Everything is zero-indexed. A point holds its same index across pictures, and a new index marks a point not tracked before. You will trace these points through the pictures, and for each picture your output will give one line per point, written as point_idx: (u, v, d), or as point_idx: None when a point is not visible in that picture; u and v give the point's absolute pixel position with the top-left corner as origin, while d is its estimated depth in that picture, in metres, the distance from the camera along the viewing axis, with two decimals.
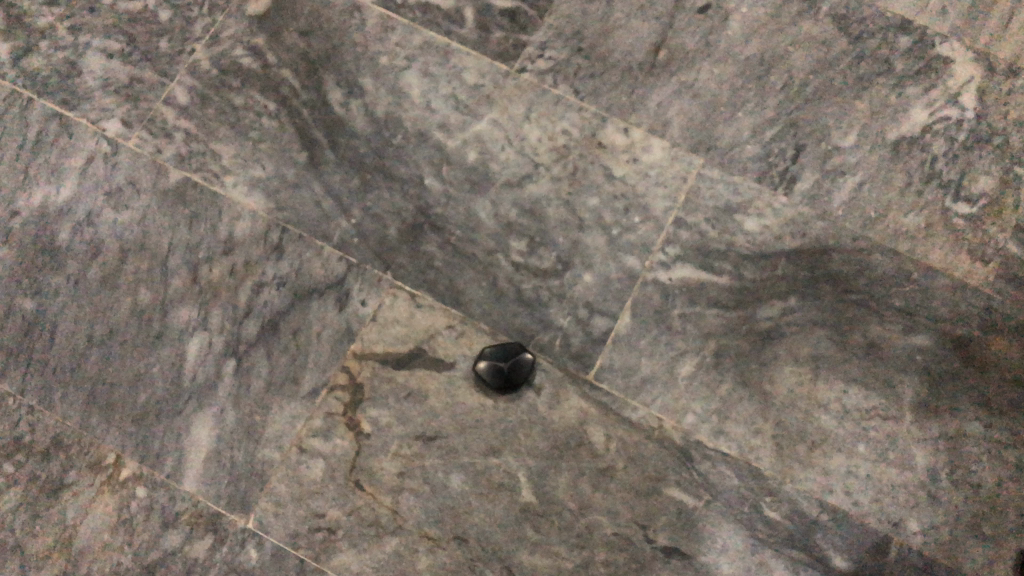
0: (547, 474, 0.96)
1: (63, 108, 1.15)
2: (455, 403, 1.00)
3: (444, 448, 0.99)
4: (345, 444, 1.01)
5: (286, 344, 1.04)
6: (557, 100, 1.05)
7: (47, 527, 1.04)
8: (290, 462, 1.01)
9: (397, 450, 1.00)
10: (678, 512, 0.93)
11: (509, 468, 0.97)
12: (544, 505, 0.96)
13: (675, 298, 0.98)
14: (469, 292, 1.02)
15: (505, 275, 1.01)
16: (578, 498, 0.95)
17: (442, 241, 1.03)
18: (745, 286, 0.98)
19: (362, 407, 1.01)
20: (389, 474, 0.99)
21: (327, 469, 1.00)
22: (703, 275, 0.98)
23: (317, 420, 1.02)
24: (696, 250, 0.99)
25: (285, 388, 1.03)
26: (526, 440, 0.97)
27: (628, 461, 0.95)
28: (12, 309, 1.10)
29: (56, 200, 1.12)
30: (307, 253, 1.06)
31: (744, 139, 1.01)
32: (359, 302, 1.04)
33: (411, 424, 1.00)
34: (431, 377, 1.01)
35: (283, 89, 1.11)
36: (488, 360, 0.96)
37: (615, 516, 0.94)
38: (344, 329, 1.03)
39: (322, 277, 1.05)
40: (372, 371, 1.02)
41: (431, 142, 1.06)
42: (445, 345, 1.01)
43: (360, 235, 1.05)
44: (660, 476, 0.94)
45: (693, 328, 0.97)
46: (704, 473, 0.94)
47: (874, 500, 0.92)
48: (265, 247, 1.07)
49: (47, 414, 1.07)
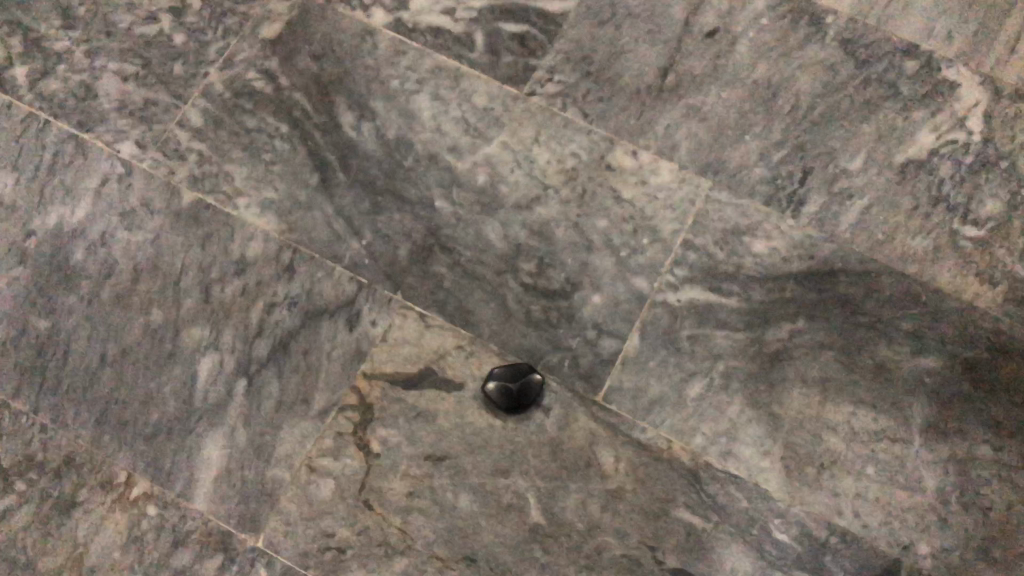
0: (556, 495, 0.96)
1: (78, 130, 1.17)
2: (464, 423, 1.01)
3: (453, 467, 0.99)
4: (354, 463, 1.01)
5: (296, 364, 1.05)
6: (567, 123, 1.06)
7: (59, 545, 1.05)
8: (300, 481, 1.02)
9: (406, 470, 1.00)
10: (687, 534, 0.93)
11: (518, 489, 0.97)
12: (553, 526, 0.96)
13: (684, 320, 0.99)
14: (478, 312, 1.03)
15: (515, 296, 1.02)
16: (587, 519, 0.95)
17: (452, 262, 1.04)
18: (753, 307, 0.98)
19: (371, 427, 1.02)
20: (399, 493, 1.00)
21: (337, 489, 1.01)
22: (712, 297, 0.99)
23: (327, 439, 1.03)
24: (704, 272, 1.00)
25: (295, 408, 1.04)
26: (535, 461, 0.98)
27: (638, 482, 0.95)
28: (26, 327, 1.12)
29: (71, 220, 1.14)
30: (319, 274, 1.07)
31: (752, 162, 1.02)
32: (370, 322, 1.05)
33: (421, 443, 1.01)
34: (440, 397, 1.02)
35: (295, 111, 1.12)
36: (497, 381, 0.97)
37: (624, 537, 0.94)
38: (354, 349, 1.04)
39: (333, 297, 1.06)
40: (382, 390, 1.03)
41: (441, 165, 1.07)
42: (455, 365, 1.02)
43: (370, 256, 1.06)
44: (669, 497, 0.94)
45: (701, 349, 0.97)
46: (714, 495, 0.94)
47: (885, 523, 0.92)
48: (277, 268, 1.08)
49: (59, 432, 1.09)
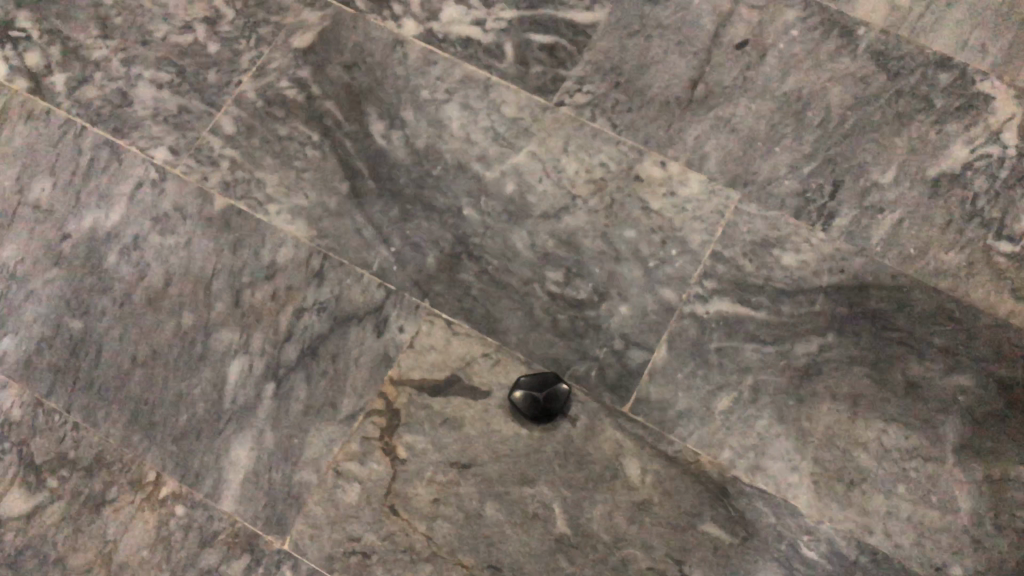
0: (582, 506, 0.97)
1: (113, 136, 1.19)
2: (490, 431, 1.01)
3: (478, 475, 1.00)
4: (380, 468, 1.03)
5: (324, 370, 1.07)
6: (595, 133, 1.06)
7: (89, 542, 1.08)
8: (327, 485, 1.04)
9: (432, 477, 1.01)
10: (715, 548, 0.93)
11: (544, 498, 0.98)
12: (578, 537, 0.96)
13: (712, 331, 0.98)
14: (505, 321, 1.03)
15: (542, 306, 1.02)
16: (613, 531, 0.95)
17: (479, 271, 1.05)
18: (782, 320, 0.98)
19: (398, 433, 1.03)
20: (424, 500, 1.01)
21: (363, 493, 1.03)
22: (740, 309, 0.99)
23: (354, 444, 1.04)
24: (733, 283, 0.99)
25: (323, 412, 1.06)
26: (561, 471, 0.98)
27: (664, 495, 0.95)
28: (61, 328, 1.15)
29: (105, 224, 1.17)
30: (347, 280, 1.08)
31: (782, 174, 1.02)
32: (397, 329, 1.06)
33: (446, 451, 1.02)
34: (466, 405, 1.03)
35: (326, 120, 1.14)
36: (523, 390, 0.98)
37: (649, 550, 0.94)
38: (382, 355, 1.06)
39: (361, 303, 1.07)
40: (409, 396, 1.04)
41: (470, 174, 1.08)
42: (481, 373, 1.03)
43: (399, 264, 1.07)
44: (696, 511, 0.94)
45: (729, 361, 0.97)
46: (742, 509, 0.93)
47: (916, 542, 0.91)
48: (306, 274, 1.10)
49: (92, 431, 1.12)
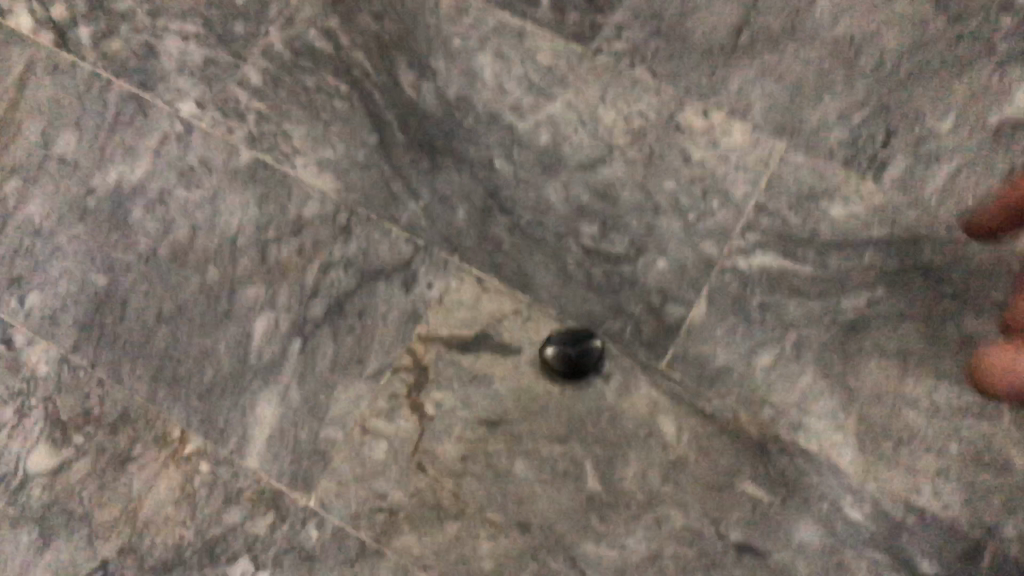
0: (615, 464, 0.94)
1: (139, 89, 1.17)
2: (521, 388, 0.99)
3: (508, 433, 0.98)
4: (408, 425, 1.01)
5: (351, 325, 1.04)
6: (635, 82, 1.03)
7: (114, 498, 1.07)
8: (354, 442, 1.02)
9: (461, 434, 0.99)
10: (753, 508, 0.90)
11: (575, 456, 0.95)
12: (611, 496, 0.93)
13: (754, 286, 0.95)
14: (538, 276, 1.00)
15: (576, 260, 0.99)
16: (647, 489, 0.93)
17: (511, 224, 1.01)
18: (828, 275, 0.94)
19: (426, 389, 1.01)
20: (453, 457, 0.99)
21: (390, 450, 1.01)
22: (785, 263, 0.95)
23: (381, 401, 1.02)
24: (777, 236, 0.96)
25: (350, 368, 1.04)
26: (594, 428, 0.95)
27: (701, 454, 0.92)
28: (86, 283, 1.14)
29: (130, 178, 1.15)
30: (375, 234, 1.05)
31: (830, 123, 0.98)
32: (426, 284, 1.03)
33: (476, 408, 0.99)
34: (497, 362, 1.00)
35: (355, 71, 1.11)
36: (555, 346, 0.94)
37: (685, 509, 0.92)
38: (410, 311, 1.03)
39: (389, 258, 1.04)
40: (438, 353, 1.01)
41: (503, 124, 1.04)
42: (512, 329, 1.00)
43: (428, 217, 1.04)
44: (734, 470, 0.91)
45: (770, 319, 0.94)
46: (781, 469, 0.90)
47: (967, 504, 0.87)
48: (333, 228, 1.07)
49: (116, 387, 1.11)
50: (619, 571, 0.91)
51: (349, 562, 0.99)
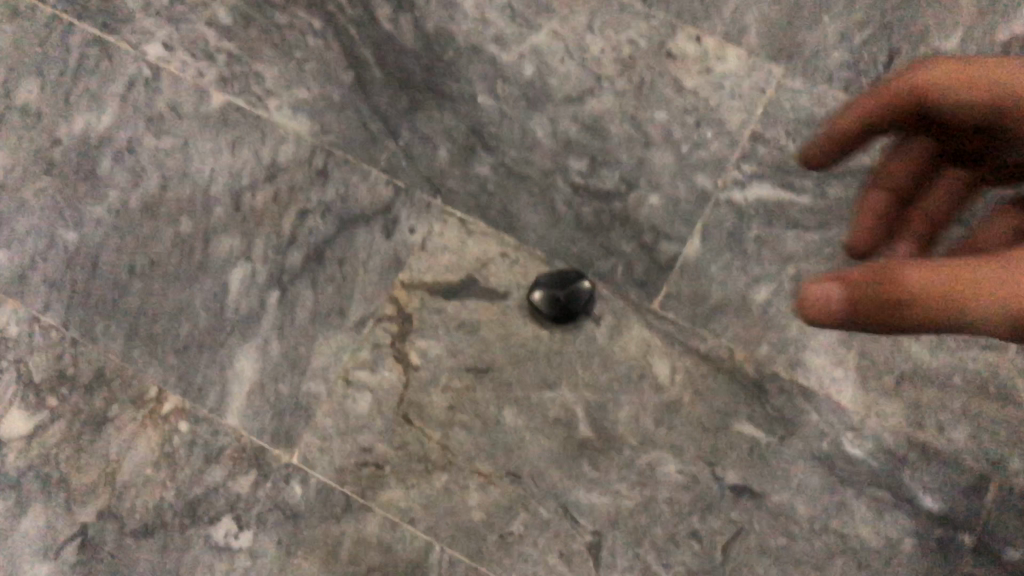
0: (606, 409, 0.90)
1: (102, 32, 1.11)
2: (509, 334, 0.94)
3: (496, 381, 0.94)
4: (392, 376, 0.97)
5: (331, 274, 0.99)
6: (624, 7, 0.97)
7: (91, 461, 1.03)
8: (336, 395, 0.98)
9: (447, 383, 0.95)
10: (751, 449, 0.87)
11: (566, 402, 0.92)
12: (603, 442, 0.90)
13: (750, 220, 0.91)
14: (525, 217, 0.95)
15: (564, 198, 0.94)
16: (641, 434, 0.89)
17: (496, 162, 0.97)
18: (827, 205, 0.90)
19: (410, 338, 0.97)
20: (440, 408, 0.95)
21: (374, 402, 0.97)
22: (782, 193, 0.91)
23: (363, 351, 0.98)
24: (775, 166, 0.91)
25: (331, 319, 0.99)
26: (585, 372, 0.92)
27: (695, 395, 0.89)
28: (55, 239, 1.08)
29: (98, 127, 1.09)
30: (354, 178, 1.00)
31: (830, 45, 0.93)
32: (408, 229, 0.98)
33: (462, 356, 0.95)
34: (484, 308, 0.95)
35: (328, 5, 1.04)
36: (543, 290, 0.90)
37: (680, 453, 0.88)
38: (392, 257, 0.98)
39: (368, 202, 0.99)
40: (421, 300, 0.97)
41: (485, 57, 0.99)
42: (498, 273, 0.95)
43: (409, 157, 0.99)
44: (730, 412, 0.88)
45: (767, 254, 0.90)
46: (779, 409, 0.87)
47: (973, 437, 0.84)
48: (310, 172, 1.02)
49: (89, 346, 1.06)
50: (614, 518, 0.89)
51: (335, 517, 0.96)
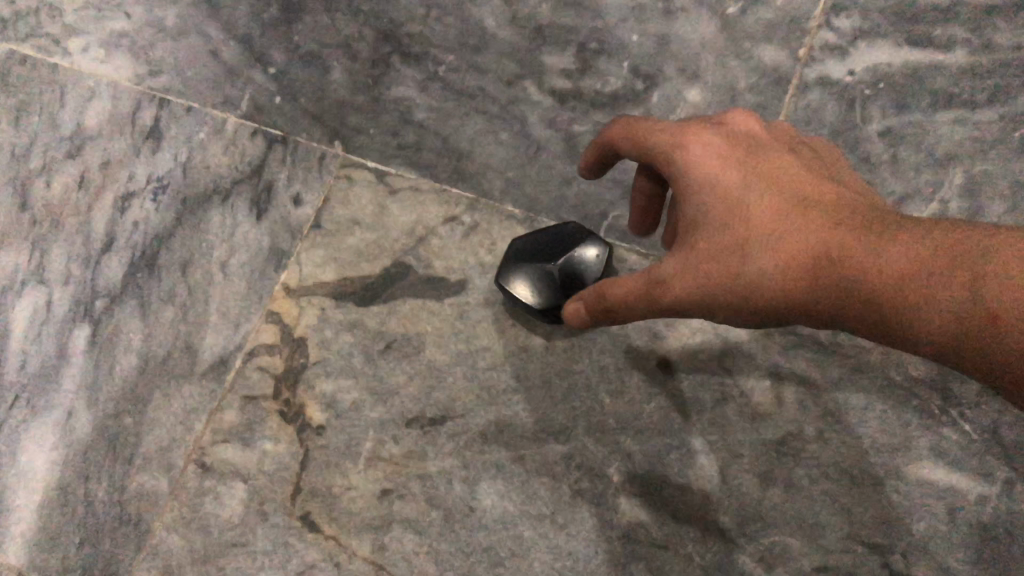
0: (666, 466, 0.50)
1: None
2: (475, 351, 0.54)
3: (461, 437, 0.53)
4: (280, 448, 0.55)
5: (171, 290, 0.60)
6: None
7: None
8: (186, 495, 0.56)
9: (374, 453, 0.54)
10: (951, 513, 0.47)
11: (588, 460, 0.51)
12: (671, 528, 0.49)
13: (871, 103, 0.55)
14: (480, 155, 0.58)
15: (540, 118, 0.58)
16: (736, 504, 0.49)
17: (425, 79, 0.60)
18: (1000, 62, 0.55)
19: (307, 379, 0.56)
20: (364, 500, 0.53)
21: (250, 500, 0.55)
22: (917, 55, 0.55)
23: (229, 412, 0.56)
24: (896, 13, 0.56)
25: (173, 363, 0.58)
26: (617, 403, 0.52)
27: (825, 421, 0.49)
28: None
29: None
30: (201, 134, 0.63)
31: None
32: (291, 199, 0.60)
33: (398, 401, 0.54)
34: (426, 311, 0.56)
35: None
36: (527, 269, 0.51)
37: (817, 533, 0.47)
38: (267, 250, 0.59)
39: (227, 166, 0.61)
40: (320, 314, 0.57)
41: None
42: (446, 253, 0.57)
43: (284, 89, 0.62)
44: (896, 444, 0.48)
45: (912, 155, 0.53)
46: (988, 428, 0.48)
47: None
48: (134, 136, 0.64)
49: None
50: None
51: None
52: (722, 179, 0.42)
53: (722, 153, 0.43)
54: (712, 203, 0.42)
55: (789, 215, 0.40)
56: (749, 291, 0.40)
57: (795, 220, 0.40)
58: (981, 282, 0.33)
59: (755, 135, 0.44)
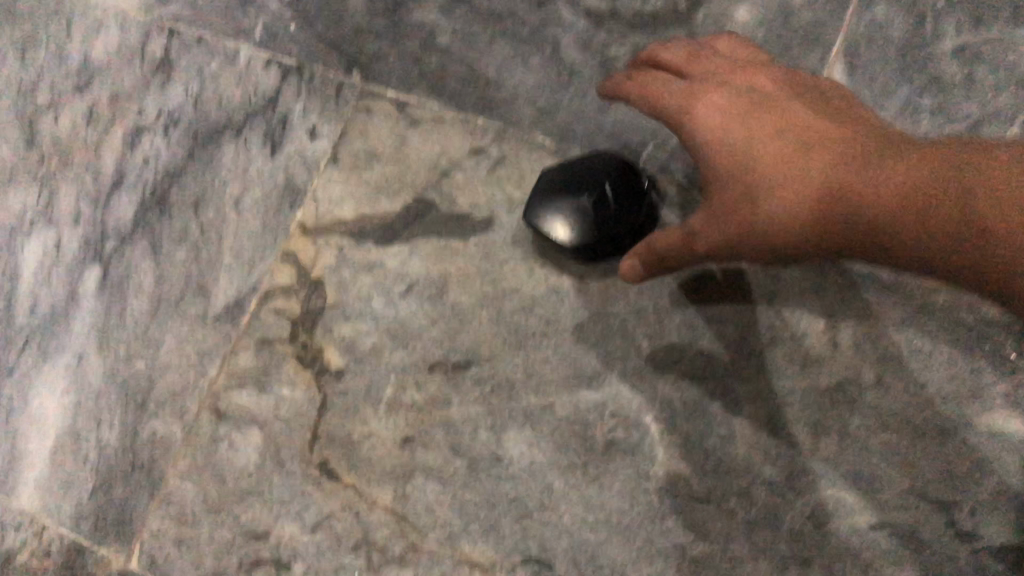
0: (709, 415, 0.46)
1: None
2: (503, 291, 0.51)
3: (487, 383, 0.50)
4: (296, 394, 0.52)
5: (182, 229, 0.57)
6: None
7: None
8: (200, 442, 0.53)
9: (396, 399, 0.51)
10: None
11: (624, 408, 0.47)
12: (715, 481, 0.46)
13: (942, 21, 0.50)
14: (508, 82, 0.54)
15: (573, 41, 0.53)
16: (786, 456, 0.45)
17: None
18: None
19: (324, 322, 0.53)
20: (385, 448, 0.50)
21: (265, 448, 0.52)
22: None
23: (243, 356, 0.54)
24: None
25: (185, 305, 0.56)
26: (657, 347, 0.48)
27: (887, 368, 0.45)
28: None
29: None
30: (212, 65, 0.59)
31: None
32: (308, 132, 0.56)
33: (420, 345, 0.51)
34: (450, 250, 0.52)
35: None
36: (561, 205, 0.47)
37: (876, 489, 0.44)
38: (283, 186, 0.56)
39: (240, 98, 0.58)
40: (337, 254, 0.54)
41: None
42: (472, 187, 0.53)
43: (300, 15, 0.58)
44: (967, 395, 0.44)
45: (988, 75, 0.49)
46: None
47: None
48: (142, 67, 0.61)
49: None
50: None
51: None
52: (734, 133, 0.42)
53: (728, 109, 0.43)
54: (727, 156, 0.42)
55: (801, 157, 0.40)
56: (774, 236, 0.41)
57: (809, 162, 0.40)
58: (978, 199, 0.34)
59: (758, 87, 0.44)
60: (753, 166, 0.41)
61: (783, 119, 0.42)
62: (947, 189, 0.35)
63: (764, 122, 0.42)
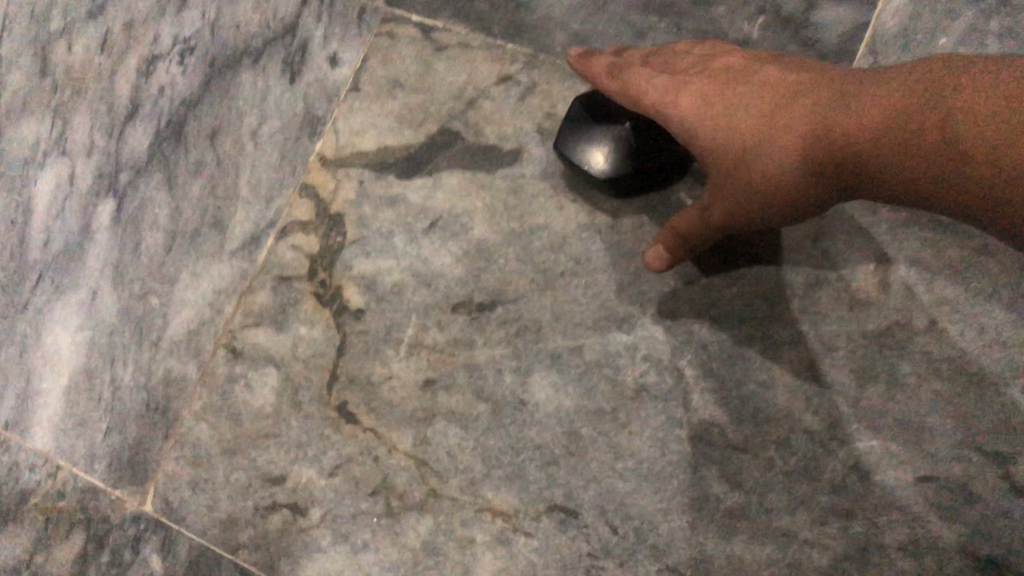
0: (746, 359, 0.44)
1: None
2: (530, 228, 0.48)
3: (513, 323, 0.47)
4: (314, 332, 0.51)
5: None
6: None
7: None
8: (215, 380, 0.52)
9: (417, 339, 0.49)
10: None
11: (656, 351, 0.45)
12: (749, 429, 0.43)
13: None
14: (540, 7, 0.51)
15: None
16: (827, 404, 0.43)
17: None
18: None
19: (343, 259, 0.51)
20: (405, 389, 0.48)
21: (281, 387, 0.50)
22: None
23: (260, 293, 0.52)
24: None
25: None
26: (692, 287, 0.45)
27: (939, 312, 0.42)
28: None
29: None
30: None
31: None
32: (328, 60, 0.54)
33: (443, 283, 0.49)
34: (476, 185, 0.50)
35: None
36: (603, 136, 0.45)
37: (923, 440, 0.42)
38: (302, 117, 0.54)
39: None
40: (358, 188, 0.52)
41: None
42: (499, 119, 0.50)
43: None
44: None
45: None
46: None
47: None
48: None
49: None
50: None
51: None
52: (713, 110, 0.41)
53: (703, 91, 0.42)
54: (712, 132, 0.41)
55: (779, 118, 0.38)
56: (782, 199, 0.38)
57: (789, 118, 0.37)
58: (976, 109, 0.31)
59: (732, 63, 0.43)
60: (738, 135, 0.39)
61: (761, 87, 0.40)
62: (937, 108, 0.32)
63: (742, 95, 0.41)
